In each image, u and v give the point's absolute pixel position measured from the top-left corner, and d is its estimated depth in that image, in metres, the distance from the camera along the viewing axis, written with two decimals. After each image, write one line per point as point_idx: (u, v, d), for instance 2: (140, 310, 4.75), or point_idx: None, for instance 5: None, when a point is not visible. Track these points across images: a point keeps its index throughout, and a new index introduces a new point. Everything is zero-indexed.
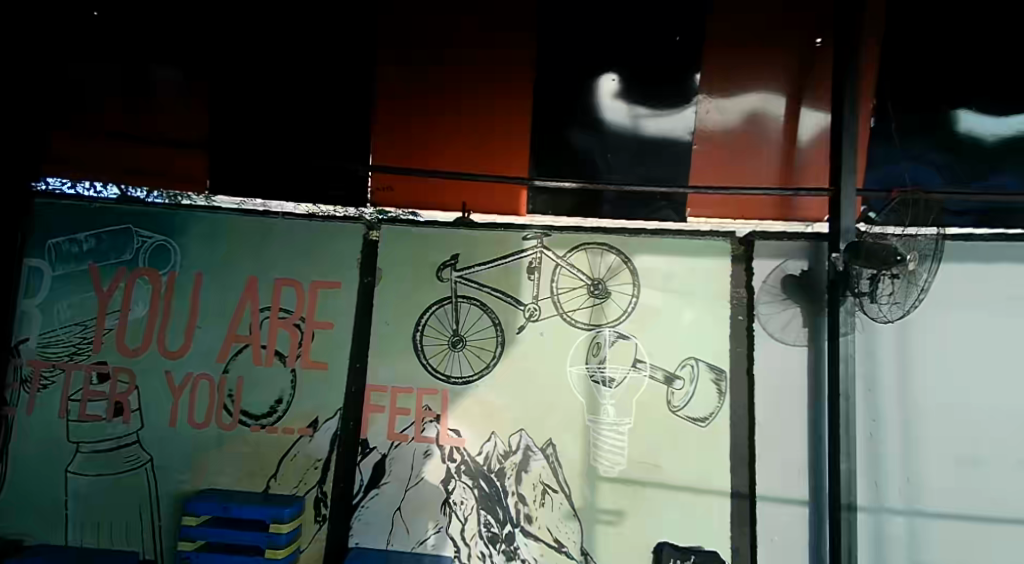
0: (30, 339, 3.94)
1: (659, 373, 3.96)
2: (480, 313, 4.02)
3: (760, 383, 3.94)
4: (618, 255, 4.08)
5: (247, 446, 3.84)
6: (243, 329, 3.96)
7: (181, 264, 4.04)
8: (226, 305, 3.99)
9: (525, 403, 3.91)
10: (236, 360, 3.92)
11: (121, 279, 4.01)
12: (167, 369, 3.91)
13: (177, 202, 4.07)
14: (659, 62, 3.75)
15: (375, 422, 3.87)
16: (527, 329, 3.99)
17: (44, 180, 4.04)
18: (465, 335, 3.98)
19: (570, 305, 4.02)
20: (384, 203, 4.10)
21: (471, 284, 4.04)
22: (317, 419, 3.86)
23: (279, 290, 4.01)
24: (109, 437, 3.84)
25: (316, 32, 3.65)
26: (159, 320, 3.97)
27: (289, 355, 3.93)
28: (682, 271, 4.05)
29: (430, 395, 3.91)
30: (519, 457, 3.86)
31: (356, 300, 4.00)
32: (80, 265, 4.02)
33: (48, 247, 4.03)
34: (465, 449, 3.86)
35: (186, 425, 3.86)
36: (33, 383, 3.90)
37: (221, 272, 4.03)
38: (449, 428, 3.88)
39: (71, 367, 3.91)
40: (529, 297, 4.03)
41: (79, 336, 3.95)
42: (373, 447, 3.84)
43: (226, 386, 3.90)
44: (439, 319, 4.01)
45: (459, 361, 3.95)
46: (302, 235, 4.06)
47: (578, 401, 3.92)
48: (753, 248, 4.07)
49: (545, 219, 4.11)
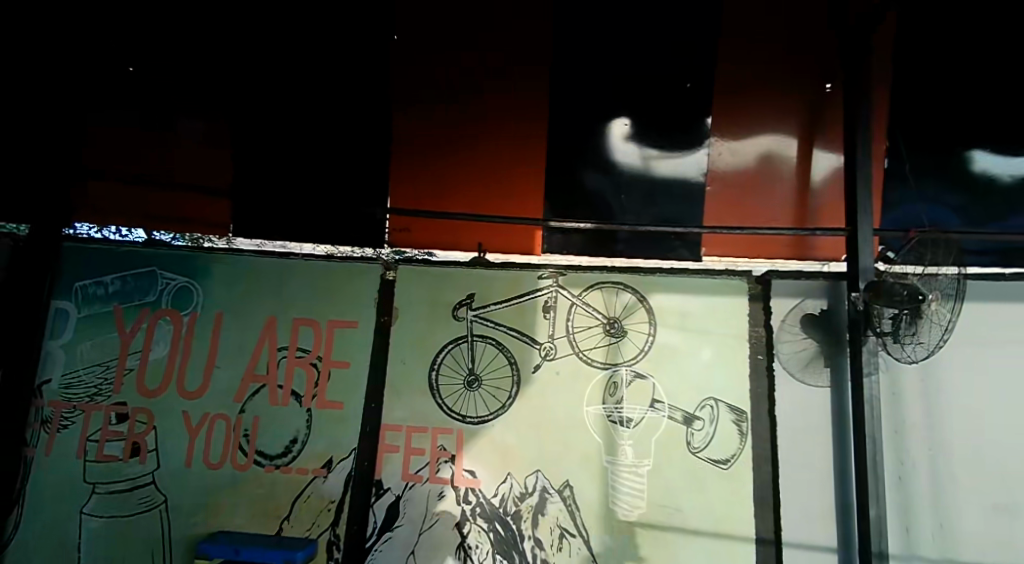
0: (52, 381, 3.99)
1: (678, 413, 3.89)
2: (496, 352, 4.02)
3: (782, 424, 3.86)
4: (634, 293, 4.09)
5: (260, 488, 3.81)
6: (262, 368, 3.99)
7: (202, 304, 4.11)
8: (245, 345, 4.03)
9: (541, 442, 3.86)
10: (253, 401, 3.93)
11: (143, 320, 4.08)
12: (185, 408, 3.93)
13: (199, 245, 4.18)
14: (671, 109, 3.81)
15: (390, 462, 3.83)
16: (543, 367, 3.97)
17: (75, 225, 4.18)
18: (481, 375, 3.97)
19: (586, 343, 4.01)
20: (401, 244, 4.17)
21: (487, 323, 4.05)
22: (330, 459, 3.84)
23: (298, 329, 4.06)
24: (125, 478, 3.84)
25: (336, 87, 3.78)
26: (179, 359, 4.01)
27: (305, 395, 3.93)
28: (699, 309, 4.04)
29: (445, 435, 3.88)
30: (536, 499, 3.78)
31: (373, 339, 4.02)
32: (105, 306, 4.10)
33: (75, 290, 4.13)
34: (480, 490, 3.79)
35: (200, 465, 3.85)
36: (53, 424, 3.93)
37: (240, 313, 4.09)
38: (463, 469, 3.82)
39: (91, 409, 3.95)
40: (545, 335, 4.02)
41: (100, 377, 3.99)
42: (387, 488, 3.79)
43: (242, 425, 3.91)
44: (455, 358, 4.01)
45: (475, 400, 3.92)
46: (320, 275, 4.14)
47: (595, 441, 3.86)
48: (770, 287, 4.05)
49: (559, 259, 4.16)
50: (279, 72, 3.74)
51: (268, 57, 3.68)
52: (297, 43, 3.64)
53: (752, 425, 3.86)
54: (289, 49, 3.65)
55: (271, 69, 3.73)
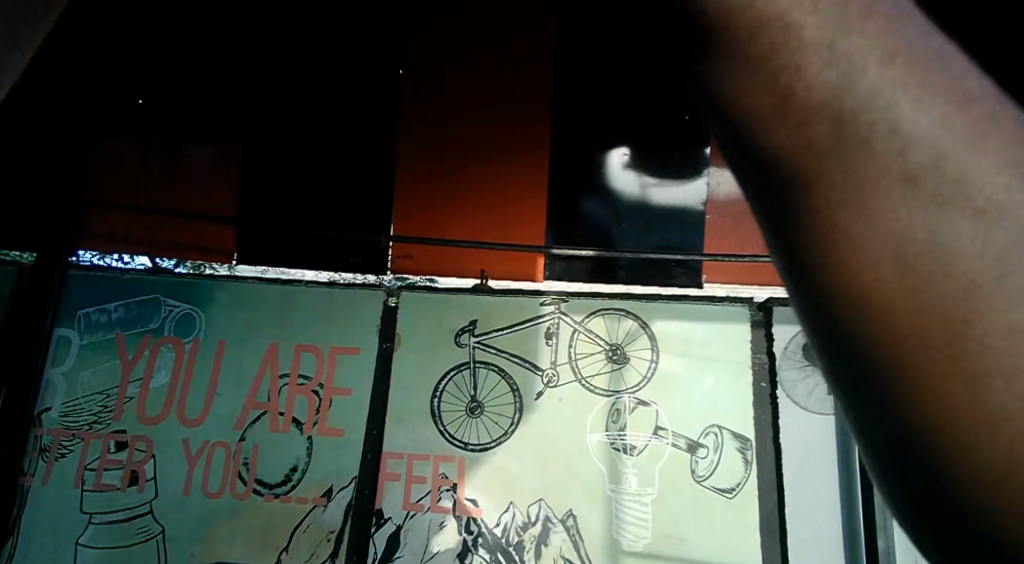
0: (52, 409, 3.96)
1: (682, 441, 3.86)
2: (498, 379, 4.00)
3: (787, 451, 3.85)
4: (635, 319, 4.08)
5: (259, 517, 3.75)
6: (263, 396, 3.95)
7: (205, 331, 4.08)
8: (247, 372, 4.00)
9: (543, 471, 3.82)
10: (253, 428, 3.90)
11: (145, 348, 4.06)
12: (186, 436, 3.90)
13: (200, 271, 4.17)
14: (670, 137, 3.96)
15: (391, 490, 3.77)
16: (545, 395, 3.95)
17: (76, 253, 4.15)
18: (483, 402, 3.95)
19: (589, 370, 4.00)
20: (403, 271, 4.18)
21: (489, 349, 4.04)
22: (330, 488, 3.78)
23: (299, 356, 4.01)
24: (123, 507, 3.78)
25: (348, 118, 3.96)
26: (180, 387, 3.99)
27: (306, 422, 3.89)
28: (701, 337, 4.03)
29: (447, 463, 3.83)
30: (539, 529, 3.71)
31: (375, 366, 3.98)
32: (108, 333, 4.08)
33: (77, 316, 4.09)
34: (482, 520, 3.73)
35: (199, 493, 3.81)
36: (52, 452, 3.89)
37: (243, 341, 4.06)
38: (465, 497, 3.77)
39: (90, 436, 3.91)
40: (547, 362, 4.01)
41: (101, 404, 3.96)
42: (387, 517, 3.73)
43: (242, 453, 3.86)
44: (456, 385, 3.98)
45: (476, 428, 3.90)
46: (319, 303, 4.09)
47: (598, 468, 3.82)
48: (772, 314, 4.03)
49: (563, 285, 4.17)
50: (297, 103, 3.94)
51: (289, 91, 3.93)
52: (315, 77, 3.89)
53: (756, 452, 3.84)
54: (309, 82, 3.90)
55: (292, 101, 3.95)
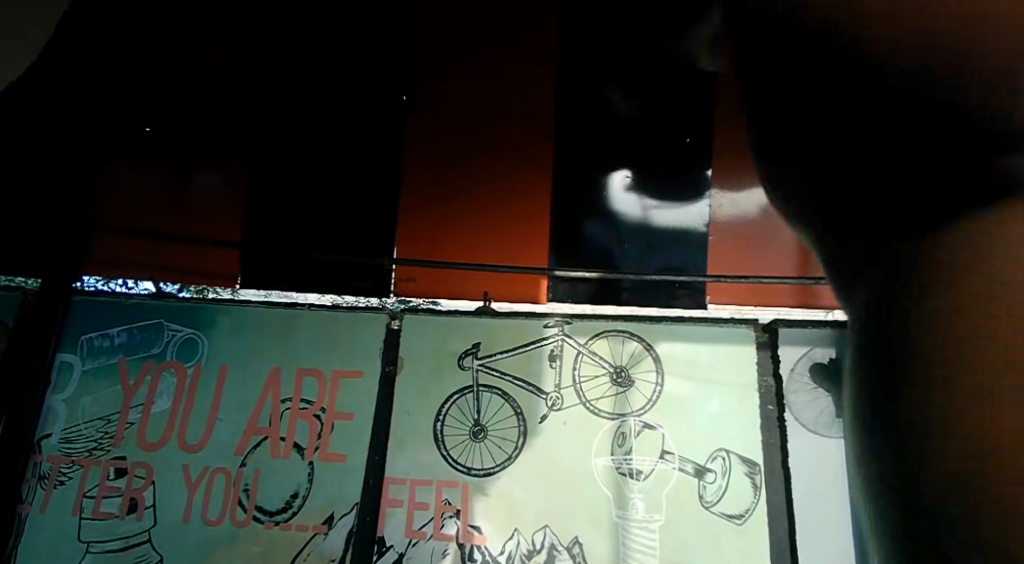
0: (52, 435, 3.93)
1: (689, 465, 3.80)
2: (502, 403, 3.96)
3: (797, 476, 3.77)
4: (640, 341, 4.05)
5: (258, 545, 3.68)
6: (264, 420, 3.92)
7: (208, 356, 4.07)
8: (249, 397, 3.97)
9: (548, 497, 3.74)
10: (254, 454, 3.85)
11: (147, 373, 4.04)
12: (186, 462, 3.85)
13: (203, 295, 4.18)
14: (670, 160, 3.91)
15: (393, 517, 3.71)
16: (549, 418, 3.90)
17: (81, 278, 4.19)
18: (487, 426, 3.90)
19: (592, 393, 3.96)
20: (406, 293, 4.21)
21: (492, 372, 4.00)
22: (332, 514, 3.72)
23: (301, 380, 3.99)
24: (121, 536, 3.72)
25: (353, 145, 3.99)
26: (181, 412, 3.96)
27: (308, 447, 3.85)
28: (707, 358, 4.00)
29: (450, 488, 3.77)
30: (544, 557, 3.64)
31: (376, 390, 3.94)
32: (110, 359, 4.07)
33: (80, 342, 4.09)
34: (486, 547, 3.65)
35: (198, 521, 3.74)
36: (50, 479, 3.84)
37: (245, 365, 4.04)
38: (468, 524, 3.70)
39: (90, 463, 3.87)
40: (551, 385, 3.98)
41: (101, 430, 3.93)
42: (389, 545, 3.66)
43: (242, 479, 3.81)
44: (459, 408, 3.93)
45: (479, 453, 3.85)
46: (323, 326, 4.09)
47: (605, 494, 3.75)
48: (778, 335, 4.03)
49: (567, 306, 4.21)
50: (302, 130, 3.94)
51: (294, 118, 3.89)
52: (321, 103, 3.83)
53: (766, 477, 3.76)
54: (314, 110, 3.86)
55: (297, 128, 3.92)
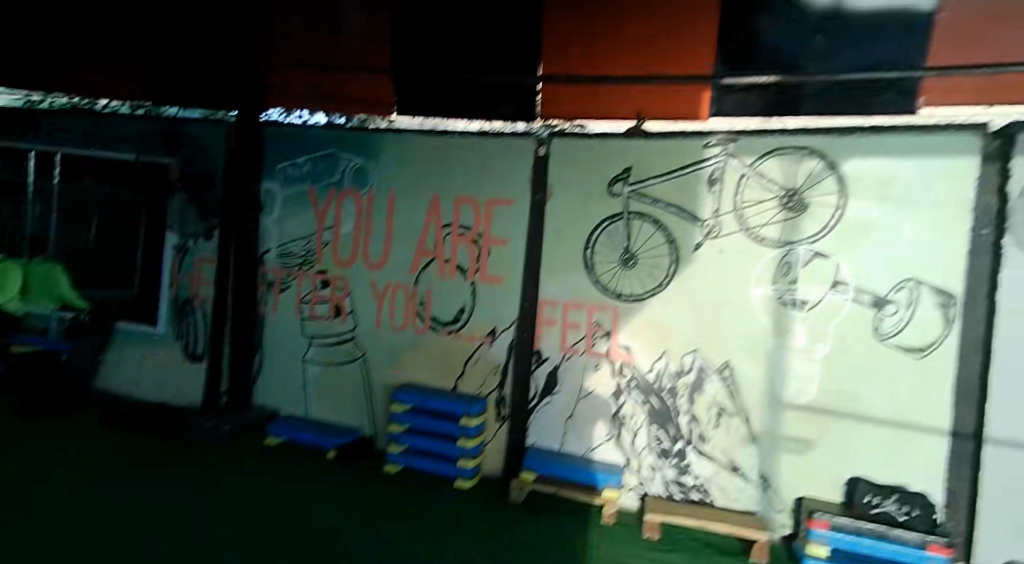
0: (270, 250, 4.66)
1: (866, 297, 3.46)
2: (653, 231, 3.81)
3: (1005, 308, 3.19)
4: (821, 159, 3.53)
5: (436, 350, 4.19)
6: (430, 244, 4.25)
7: (378, 182, 4.37)
8: (416, 222, 4.29)
9: (700, 323, 3.72)
10: (425, 273, 4.25)
11: (333, 198, 4.49)
12: (372, 278, 4.36)
13: (364, 126, 4.39)
14: None
15: (548, 334, 3.98)
16: (705, 246, 3.71)
17: (265, 111, 4.63)
18: (637, 253, 3.83)
19: (757, 220, 3.62)
20: (553, 114, 3.91)
21: (644, 200, 3.83)
22: (495, 328, 4.08)
23: (459, 206, 4.19)
24: (333, 333, 4.42)
25: None
26: (363, 233, 4.41)
27: (469, 269, 4.15)
28: (907, 175, 3.39)
29: (600, 311, 3.89)
30: (692, 378, 3.73)
31: (528, 216, 4.02)
32: (302, 186, 4.56)
33: (277, 171, 4.63)
34: (636, 365, 3.83)
35: (387, 327, 4.30)
36: (275, 286, 4.64)
37: (410, 190, 4.29)
38: (619, 344, 3.86)
39: (301, 275, 4.56)
40: (708, 211, 3.71)
41: (304, 247, 4.56)
42: (546, 357, 3.98)
43: (418, 295, 4.26)
44: (609, 238, 3.88)
45: (630, 280, 3.85)
46: (476, 152, 4.15)
47: (762, 324, 3.62)
48: (1016, 142, 3.17)
49: (729, 123, 3.68)
50: None
51: None
52: None
53: (963, 310, 3.29)
54: None
55: None
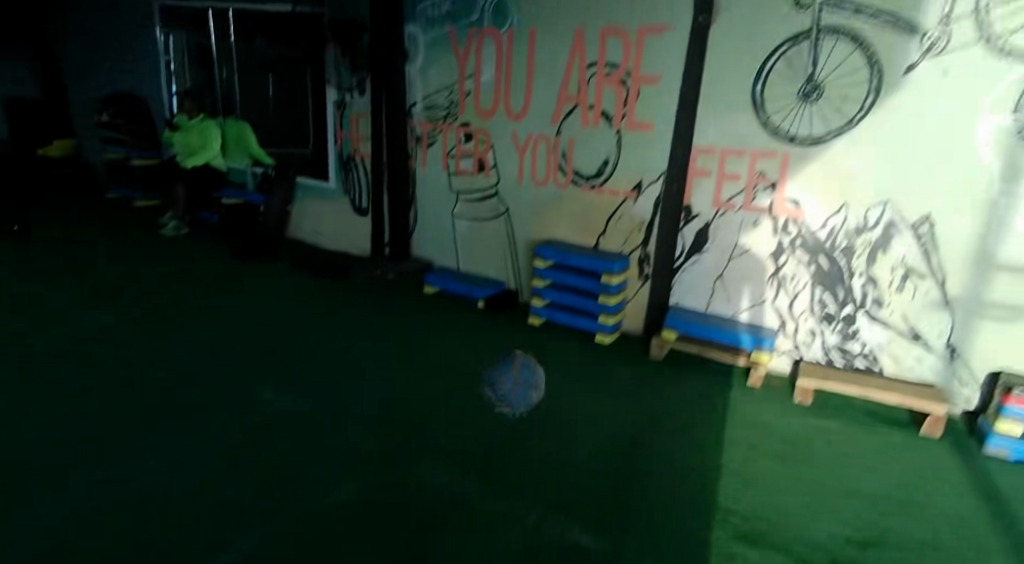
0: (417, 103, 4.62)
1: None
2: (851, 49, 3.09)
3: None
4: None
5: (577, 205, 4.02)
6: (573, 89, 3.92)
7: (518, 18, 4.02)
8: (558, 64, 3.94)
9: (896, 164, 3.10)
10: (567, 122, 3.97)
11: (472, 41, 4.24)
12: (513, 129, 4.20)
13: None
14: None
15: (701, 187, 3.60)
16: (924, 65, 2.96)
17: None
18: (824, 81, 3.18)
19: (1007, 24, 2.78)
20: None
21: (847, 9, 3.07)
22: (640, 182, 3.78)
23: (605, 41, 3.75)
24: (479, 188, 4.43)
25: None
26: (504, 80, 4.17)
27: (615, 116, 3.80)
28: None
29: (766, 159, 3.38)
30: (878, 233, 3.21)
31: (686, 49, 3.49)
32: (443, 29, 4.37)
33: (418, 13, 4.46)
34: (804, 221, 3.35)
35: (529, 182, 4.19)
36: (423, 141, 4.65)
37: (552, 27, 3.93)
38: (785, 198, 3.37)
39: (446, 128, 4.52)
40: (934, 18, 2.91)
41: (447, 98, 4.47)
42: (698, 213, 3.64)
43: (560, 147, 4.03)
44: (789, 63, 3.24)
45: (809, 117, 3.24)
46: None
47: (987, 164, 2.92)
48: None
49: None
50: None
51: None
52: None
53: None
54: None
55: None
